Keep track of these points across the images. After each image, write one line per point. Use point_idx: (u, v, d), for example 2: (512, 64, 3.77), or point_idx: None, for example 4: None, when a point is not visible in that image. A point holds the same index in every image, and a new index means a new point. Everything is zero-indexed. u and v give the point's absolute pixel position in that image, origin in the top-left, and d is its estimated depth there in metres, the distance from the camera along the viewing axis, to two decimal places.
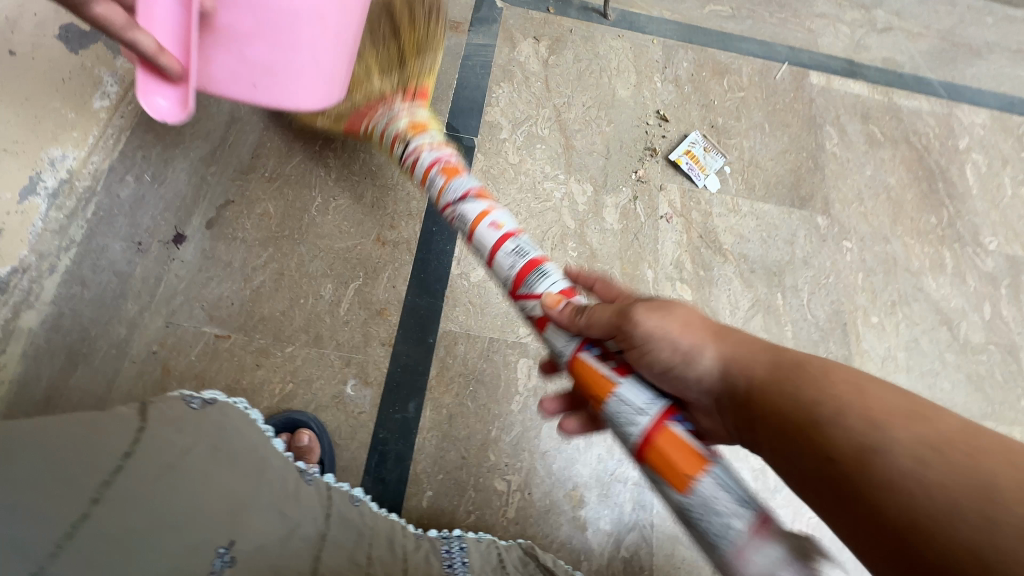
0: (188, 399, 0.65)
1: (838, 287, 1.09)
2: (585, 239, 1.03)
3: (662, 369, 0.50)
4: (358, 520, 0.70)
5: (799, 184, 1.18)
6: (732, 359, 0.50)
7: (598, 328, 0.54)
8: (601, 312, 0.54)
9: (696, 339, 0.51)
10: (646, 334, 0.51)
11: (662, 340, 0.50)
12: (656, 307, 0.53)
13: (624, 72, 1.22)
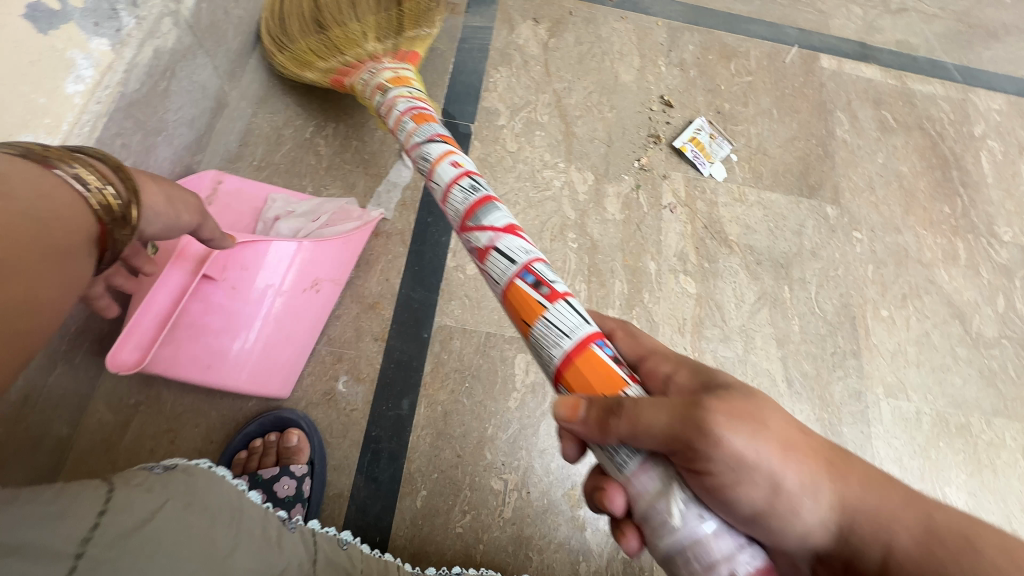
0: (150, 466, 0.59)
1: (846, 280, 1.05)
2: (585, 230, 1.00)
3: (753, 511, 0.37)
4: (345, 564, 0.67)
5: (807, 172, 1.14)
6: (852, 499, 0.38)
7: (647, 437, 0.38)
8: (650, 409, 0.38)
9: (813, 476, 0.37)
10: (737, 453, 0.36)
11: (760, 471, 0.36)
12: (753, 418, 0.37)
13: (628, 55, 1.17)
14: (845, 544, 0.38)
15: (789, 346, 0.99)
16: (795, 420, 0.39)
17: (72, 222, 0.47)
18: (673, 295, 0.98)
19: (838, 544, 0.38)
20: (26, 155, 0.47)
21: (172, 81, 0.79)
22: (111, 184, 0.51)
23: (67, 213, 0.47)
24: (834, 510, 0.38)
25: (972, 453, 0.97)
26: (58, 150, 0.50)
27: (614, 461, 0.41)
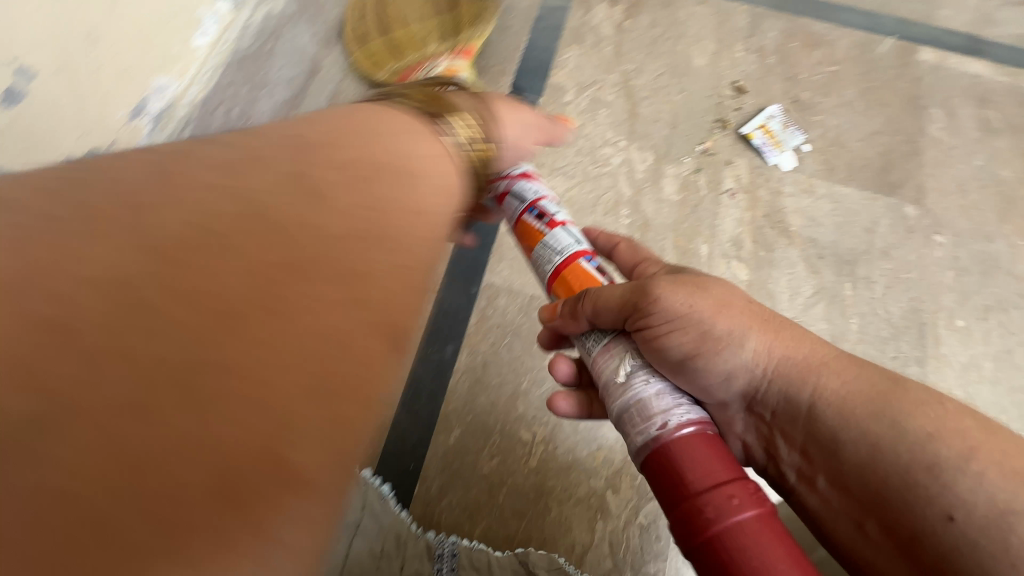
0: None
1: (920, 284, 0.99)
2: (639, 208, 1.01)
3: (680, 354, 0.48)
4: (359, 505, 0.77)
5: (888, 169, 1.07)
6: (784, 354, 0.50)
7: (606, 314, 0.50)
8: (606, 295, 0.50)
9: (739, 324, 0.50)
10: (669, 306, 0.49)
11: (695, 322, 0.49)
12: (697, 286, 0.51)
13: (703, 39, 1.16)
14: (868, 413, 0.46)
15: (843, 345, 0.94)
16: (743, 298, 0.52)
17: (405, 164, 0.45)
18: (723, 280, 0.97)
19: (800, 402, 0.49)
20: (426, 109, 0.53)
21: (277, 43, 0.90)
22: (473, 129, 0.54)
23: (434, 169, 0.48)
24: (764, 360, 0.50)
25: None
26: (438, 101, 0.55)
27: (586, 347, 0.53)
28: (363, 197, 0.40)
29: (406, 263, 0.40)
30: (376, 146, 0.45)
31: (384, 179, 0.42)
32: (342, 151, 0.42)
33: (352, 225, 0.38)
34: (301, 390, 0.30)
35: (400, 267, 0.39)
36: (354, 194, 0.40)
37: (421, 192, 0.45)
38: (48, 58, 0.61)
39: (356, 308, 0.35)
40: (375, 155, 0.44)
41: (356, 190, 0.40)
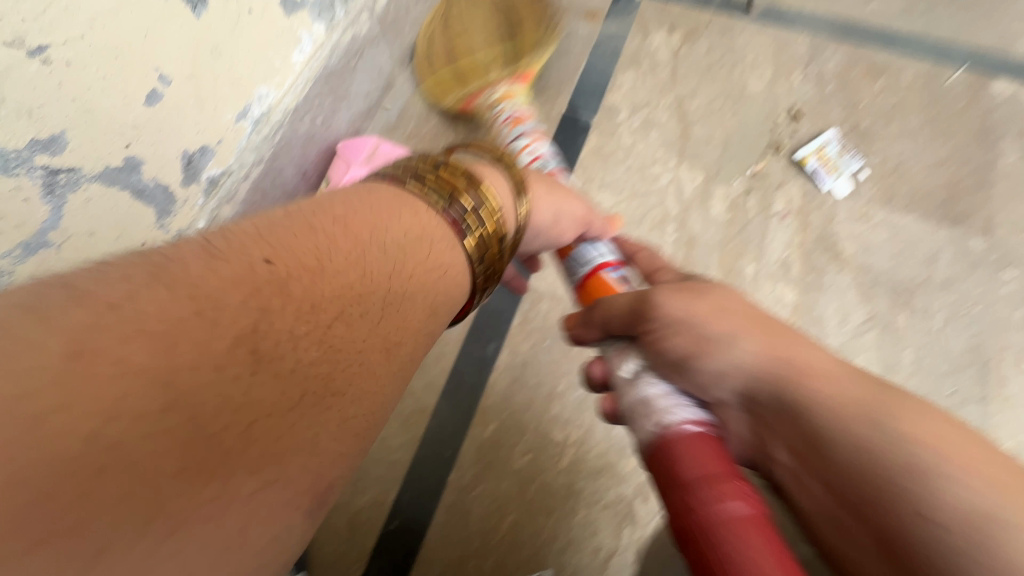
0: None
1: (984, 319, 0.94)
2: (685, 225, 1.04)
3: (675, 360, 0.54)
4: None
5: (953, 199, 1.03)
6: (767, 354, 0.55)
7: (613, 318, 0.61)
8: (613, 303, 0.62)
9: (733, 329, 0.56)
10: (671, 314, 0.57)
11: (693, 327, 0.56)
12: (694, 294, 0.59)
13: (760, 66, 1.18)
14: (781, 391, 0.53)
15: (894, 376, 0.92)
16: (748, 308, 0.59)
17: (423, 234, 0.52)
18: (767, 300, 0.97)
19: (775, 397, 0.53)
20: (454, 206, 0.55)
21: (359, 60, 1.00)
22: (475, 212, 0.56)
23: (451, 254, 0.54)
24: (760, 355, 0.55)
25: None
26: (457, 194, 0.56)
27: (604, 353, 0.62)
28: (373, 274, 0.47)
29: (394, 339, 0.47)
30: (401, 223, 0.51)
31: (403, 261, 0.50)
32: (362, 224, 0.49)
33: (364, 308, 0.45)
34: (293, 447, 0.38)
35: (388, 343, 0.47)
36: (385, 259, 0.48)
37: (426, 295, 0.51)
38: (183, 67, 0.68)
39: (331, 392, 0.42)
40: (399, 237, 0.50)
41: (383, 267, 0.48)
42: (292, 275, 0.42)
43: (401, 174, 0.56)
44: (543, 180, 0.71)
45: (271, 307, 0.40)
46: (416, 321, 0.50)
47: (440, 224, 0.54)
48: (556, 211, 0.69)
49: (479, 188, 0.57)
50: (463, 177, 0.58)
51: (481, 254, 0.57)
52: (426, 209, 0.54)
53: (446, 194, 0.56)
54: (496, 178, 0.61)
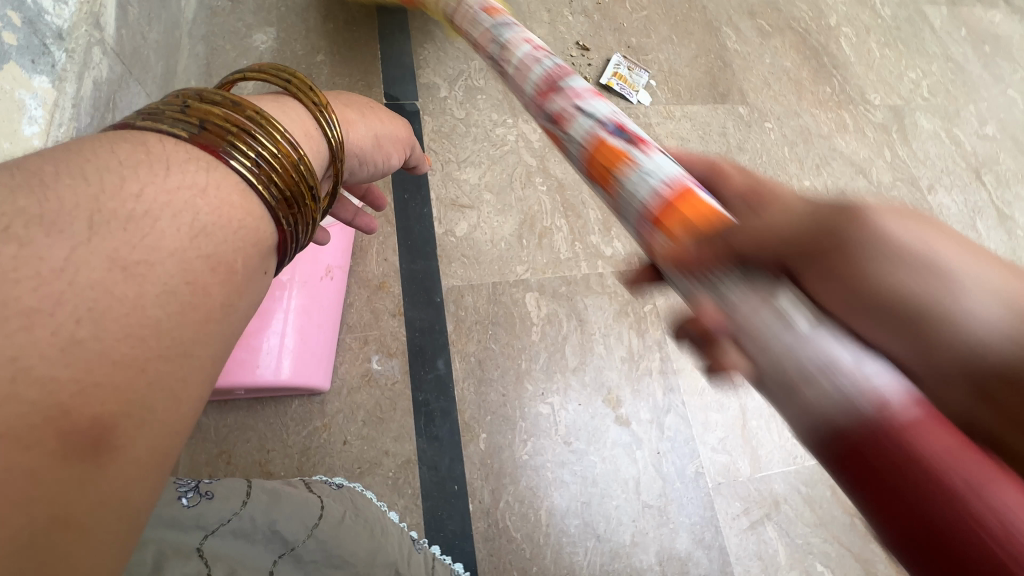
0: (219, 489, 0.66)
1: (771, 164, 1.22)
2: (549, 171, 1.06)
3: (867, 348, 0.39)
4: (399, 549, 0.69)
5: (715, 83, 1.29)
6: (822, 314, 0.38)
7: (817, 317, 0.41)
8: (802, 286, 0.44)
9: None
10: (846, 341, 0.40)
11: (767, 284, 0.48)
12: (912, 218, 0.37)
13: (536, 12, 1.26)
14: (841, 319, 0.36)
15: None
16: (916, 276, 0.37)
17: (163, 165, 0.34)
18: None
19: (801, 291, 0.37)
20: (204, 137, 0.37)
21: (116, 111, 0.77)
22: (254, 142, 0.38)
23: (244, 200, 0.37)
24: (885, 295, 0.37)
25: None
26: (226, 117, 0.38)
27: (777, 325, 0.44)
28: (104, 164, 0.32)
29: (196, 216, 0.33)
30: (115, 156, 0.33)
31: (133, 159, 0.33)
32: (66, 163, 0.31)
33: (131, 189, 0.32)
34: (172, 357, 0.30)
35: (188, 226, 0.33)
36: (163, 180, 0.33)
37: (185, 179, 0.34)
38: None
39: (139, 269, 0.30)
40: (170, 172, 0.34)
41: (135, 156, 0.33)
42: (26, 184, 0.29)
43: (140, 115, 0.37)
44: (354, 96, 0.55)
45: (48, 181, 0.30)
46: (216, 194, 0.35)
47: (191, 150, 0.36)
48: (367, 135, 0.53)
49: (259, 111, 0.39)
50: (228, 101, 0.39)
51: (266, 182, 0.38)
52: (167, 140, 0.36)
53: (198, 120, 0.37)
54: (286, 105, 0.45)
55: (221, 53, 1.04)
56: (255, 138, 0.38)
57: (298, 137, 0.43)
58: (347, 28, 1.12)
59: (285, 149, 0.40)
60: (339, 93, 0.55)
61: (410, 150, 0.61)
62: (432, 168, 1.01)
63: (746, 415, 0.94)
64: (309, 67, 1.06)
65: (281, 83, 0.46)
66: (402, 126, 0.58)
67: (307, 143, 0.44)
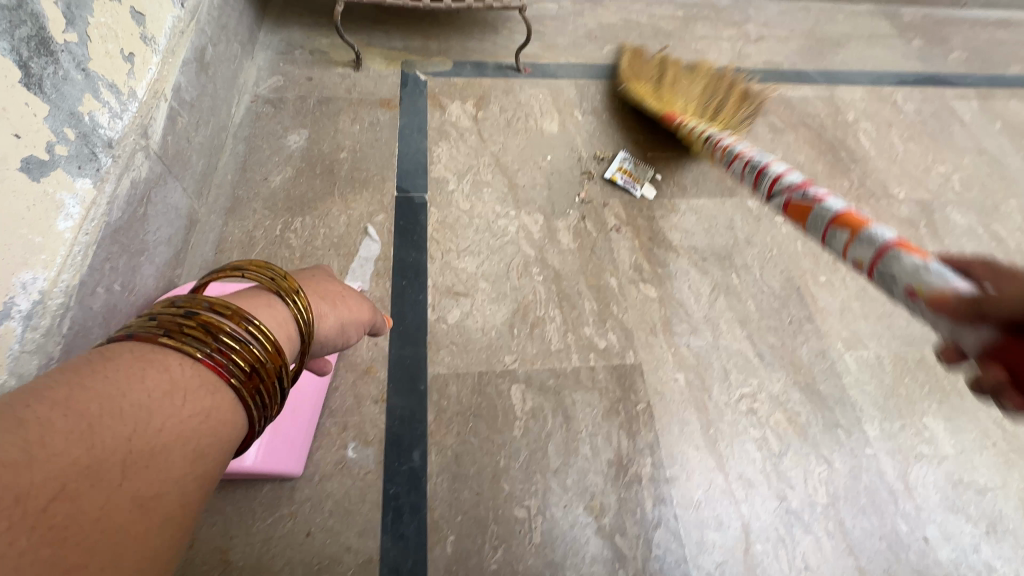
0: None
1: (783, 258, 1.17)
2: (547, 262, 1.09)
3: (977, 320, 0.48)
4: None
5: (723, 176, 1.30)
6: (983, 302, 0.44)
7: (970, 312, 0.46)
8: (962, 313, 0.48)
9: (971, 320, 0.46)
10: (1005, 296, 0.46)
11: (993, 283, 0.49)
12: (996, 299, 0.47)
13: (548, 112, 1.35)
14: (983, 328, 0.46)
15: (751, 325, 1.07)
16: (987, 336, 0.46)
17: (181, 392, 0.38)
18: (639, 303, 1.06)
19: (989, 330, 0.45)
20: (206, 353, 0.41)
21: (149, 206, 0.88)
22: (250, 355, 0.43)
23: (234, 413, 0.41)
24: None
25: (938, 383, 1.04)
26: (221, 329, 0.43)
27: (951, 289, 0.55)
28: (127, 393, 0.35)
29: (197, 439, 0.37)
30: (147, 382, 0.37)
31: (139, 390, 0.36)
32: (93, 394, 0.34)
33: (154, 422, 0.35)
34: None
35: (193, 449, 0.36)
36: (181, 405, 0.37)
37: (189, 405, 0.38)
38: None
39: (154, 503, 0.33)
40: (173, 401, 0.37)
41: (159, 385, 0.37)
42: (69, 416, 0.32)
43: (155, 331, 0.42)
44: (327, 282, 0.59)
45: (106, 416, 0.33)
46: (217, 415, 0.39)
47: (202, 370, 0.41)
48: (336, 324, 0.56)
49: (251, 321, 0.45)
50: (229, 312, 0.44)
51: (247, 387, 0.43)
52: (183, 361, 0.40)
53: (195, 335, 0.42)
54: (273, 303, 0.49)
55: (258, 151, 1.17)
56: (242, 354, 0.43)
57: (281, 338, 0.48)
58: (371, 129, 1.25)
59: (269, 355, 0.45)
60: (315, 276, 0.59)
61: (373, 322, 0.63)
62: (433, 257, 1.06)
63: (749, 538, 0.85)
64: (333, 163, 1.17)
65: (267, 282, 0.51)
66: (367, 305, 0.61)
67: (283, 338, 0.48)
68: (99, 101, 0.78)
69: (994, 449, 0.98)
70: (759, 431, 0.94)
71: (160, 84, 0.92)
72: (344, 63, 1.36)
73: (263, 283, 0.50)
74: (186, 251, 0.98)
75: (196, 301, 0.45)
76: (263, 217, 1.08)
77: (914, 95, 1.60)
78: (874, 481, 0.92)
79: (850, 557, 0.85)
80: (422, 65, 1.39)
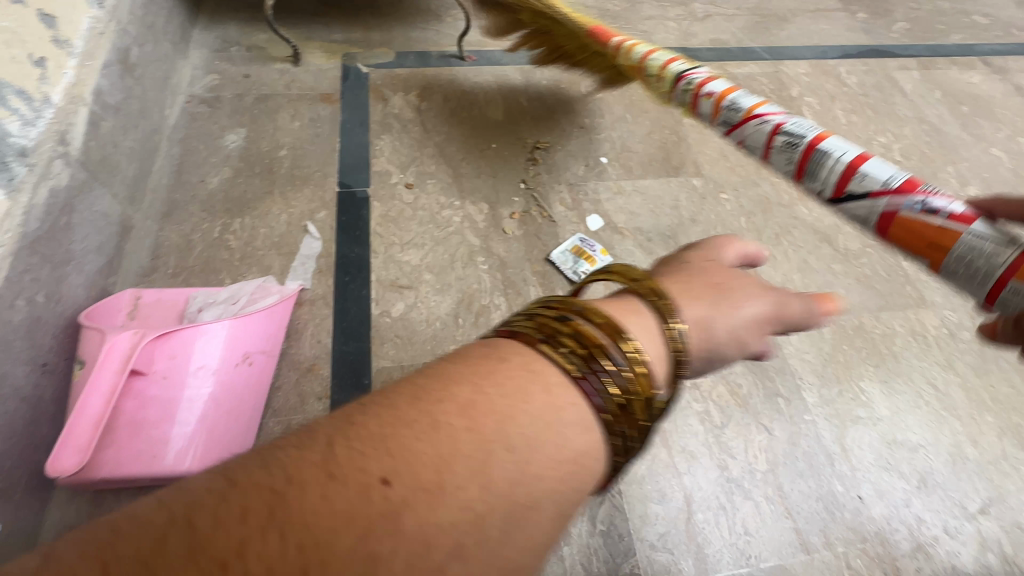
0: None
1: (727, 235, 1.19)
2: (491, 251, 1.09)
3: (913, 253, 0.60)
4: None
5: (669, 157, 1.31)
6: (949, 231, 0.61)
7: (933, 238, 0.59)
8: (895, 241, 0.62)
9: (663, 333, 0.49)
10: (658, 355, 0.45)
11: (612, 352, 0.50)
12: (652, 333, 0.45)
13: (492, 100, 1.34)
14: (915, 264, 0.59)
15: None
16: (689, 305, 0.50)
17: (551, 423, 0.36)
18: (584, 286, 1.07)
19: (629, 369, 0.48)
20: (575, 373, 0.39)
21: (72, 214, 0.86)
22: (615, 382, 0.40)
23: (594, 446, 0.38)
24: None
25: (873, 349, 1.07)
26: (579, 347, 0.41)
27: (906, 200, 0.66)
28: (512, 415, 0.35)
29: (563, 475, 0.35)
30: (527, 411, 0.36)
31: (518, 414, 0.35)
32: (533, 425, 0.36)
33: (493, 460, 0.33)
34: None
35: (557, 489, 0.35)
36: (556, 439, 0.36)
37: (583, 438, 0.37)
38: None
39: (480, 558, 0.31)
40: (531, 428, 0.35)
41: (540, 407, 0.36)
42: (463, 436, 0.33)
43: (534, 336, 0.41)
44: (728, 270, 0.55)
45: (335, 462, 0.32)
46: (579, 459, 0.36)
47: (574, 393, 0.38)
48: (705, 317, 0.48)
49: (624, 344, 0.42)
50: (595, 326, 0.42)
51: (621, 424, 0.39)
52: (557, 377, 0.39)
53: (565, 352, 0.40)
54: (641, 312, 0.46)
55: (195, 153, 1.15)
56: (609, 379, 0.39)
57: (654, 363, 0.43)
58: (312, 125, 1.23)
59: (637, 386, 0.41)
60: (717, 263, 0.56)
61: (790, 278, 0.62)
62: (376, 251, 1.06)
63: (690, 508, 0.87)
64: (272, 161, 1.16)
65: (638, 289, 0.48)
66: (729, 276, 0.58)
67: (663, 369, 0.44)
68: (7, 108, 0.76)
69: (926, 408, 1.01)
70: (702, 405, 0.97)
71: (78, 89, 0.89)
72: (282, 58, 1.33)
73: (626, 285, 0.49)
74: (120, 259, 0.97)
75: (573, 309, 0.44)
76: (201, 220, 1.06)
77: (858, 67, 1.63)
78: (813, 445, 0.95)
79: (788, 520, 0.88)
80: (364, 58, 1.37)
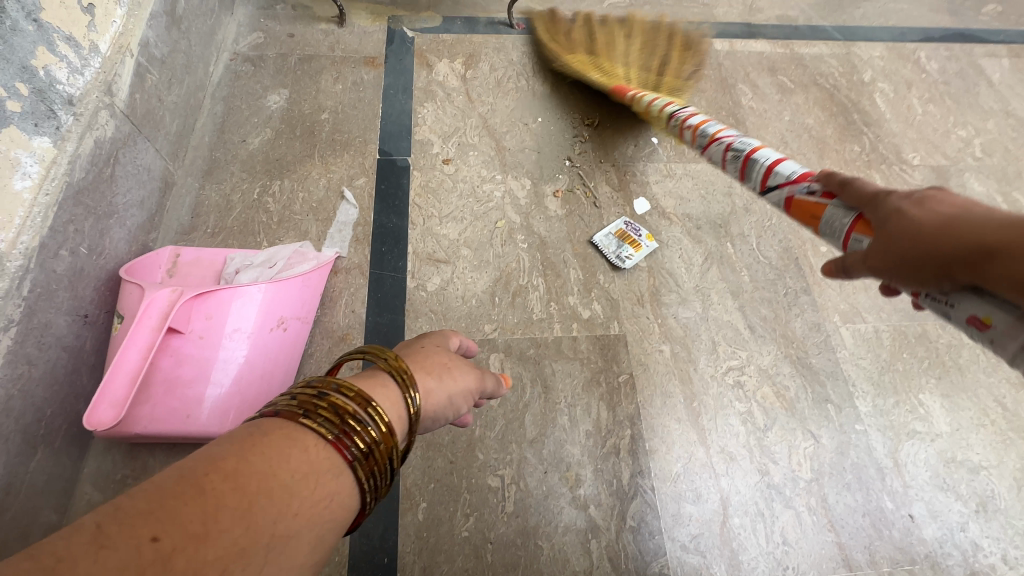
0: None
1: (782, 227, 1.12)
2: (532, 229, 1.05)
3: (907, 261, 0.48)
4: None
5: None
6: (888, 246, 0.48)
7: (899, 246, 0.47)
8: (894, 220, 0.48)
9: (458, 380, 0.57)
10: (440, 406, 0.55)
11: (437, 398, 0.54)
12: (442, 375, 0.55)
13: (540, 71, 1.28)
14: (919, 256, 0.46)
15: (744, 297, 1.02)
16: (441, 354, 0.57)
17: (314, 474, 0.38)
18: (627, 272, 1.02)
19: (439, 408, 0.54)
20: (336, 435, 0.41)
21: (116, 166, 0.85)
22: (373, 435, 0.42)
23: (344, 491, 0.40)
24: None
25: (936, 359, 0.99)
26: (341, 406, 0.42)
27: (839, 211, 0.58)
28: (274, 473, 0.35)
29: (320, 520, 0.37)
30: (289, 465, 0.37)
31: (281, 470, 0.36)
32: (300, 473, 0.37)
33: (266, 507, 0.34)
34: None
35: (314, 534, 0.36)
36: (311, 488, 0.37)
37: (337, 483, 0.39)
38: None
39: None
40: (292, 478, 0.36)
41: (301, 465, 0.37)
42: (231, 491, 0.33)
43: (293, 409, 0.41)
44: (434, 352, 0.57)
45: (107, 531, 0.30)
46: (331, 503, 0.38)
47: (331, 450, 0.40)
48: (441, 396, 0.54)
49: (372, 406, 0.44)
50: (353, 395, 0.44)
51: (366, 474, 0.42)
52: (316, 442, 0.40)
53: (323, 418, 0.41)
54: (384, 385, 0.48)
55: (236, 112, 1.13)
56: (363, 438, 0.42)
57: (392, 420, 0.46)
58: (355, 89, 1.19)
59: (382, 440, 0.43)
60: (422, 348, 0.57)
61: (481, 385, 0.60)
62: (414, 223, 1.03)
63: (726, 512, 0.83)
64: (313, 124, 1.13)
65: (384, 365, 0.49)
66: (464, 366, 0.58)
67: (402, 428, 0.47)
68: (56, 55, 0.74)
69: (990, 428, 0.94)
70: (744, 405, 0.92)
71: (125, 39, 0.88)
72: (327, 18, 1.30)
73: (379, 364, 0.49)
74: (161, 215, 0.97)
75: (326, 382, 0.44)
76: (241, 180, 1.05)
77: (940, 52, 1.49)
78: (862, 458, 0.89)
79: (830, 533, 0.83)
80: (410, 21, 1.32)
